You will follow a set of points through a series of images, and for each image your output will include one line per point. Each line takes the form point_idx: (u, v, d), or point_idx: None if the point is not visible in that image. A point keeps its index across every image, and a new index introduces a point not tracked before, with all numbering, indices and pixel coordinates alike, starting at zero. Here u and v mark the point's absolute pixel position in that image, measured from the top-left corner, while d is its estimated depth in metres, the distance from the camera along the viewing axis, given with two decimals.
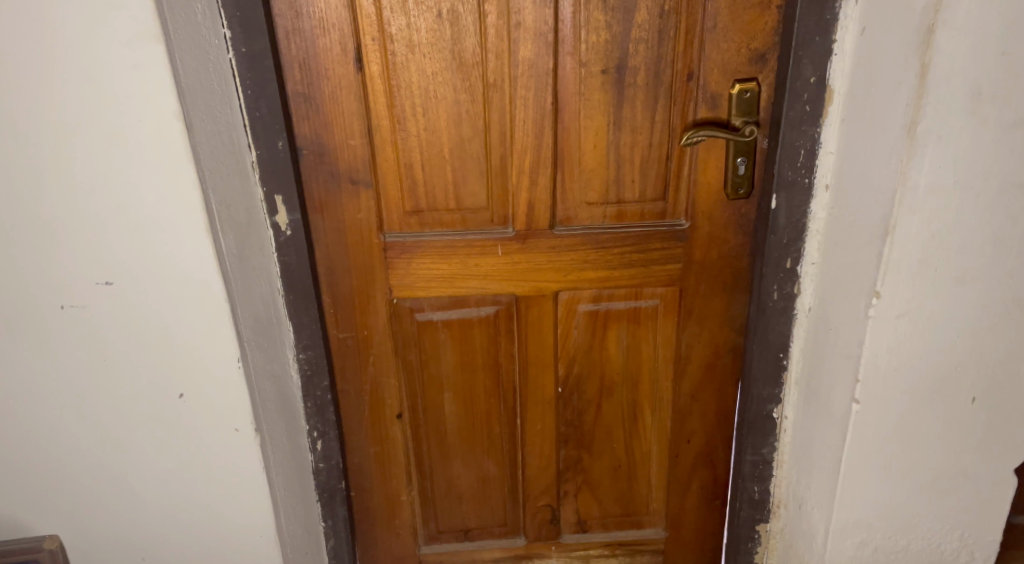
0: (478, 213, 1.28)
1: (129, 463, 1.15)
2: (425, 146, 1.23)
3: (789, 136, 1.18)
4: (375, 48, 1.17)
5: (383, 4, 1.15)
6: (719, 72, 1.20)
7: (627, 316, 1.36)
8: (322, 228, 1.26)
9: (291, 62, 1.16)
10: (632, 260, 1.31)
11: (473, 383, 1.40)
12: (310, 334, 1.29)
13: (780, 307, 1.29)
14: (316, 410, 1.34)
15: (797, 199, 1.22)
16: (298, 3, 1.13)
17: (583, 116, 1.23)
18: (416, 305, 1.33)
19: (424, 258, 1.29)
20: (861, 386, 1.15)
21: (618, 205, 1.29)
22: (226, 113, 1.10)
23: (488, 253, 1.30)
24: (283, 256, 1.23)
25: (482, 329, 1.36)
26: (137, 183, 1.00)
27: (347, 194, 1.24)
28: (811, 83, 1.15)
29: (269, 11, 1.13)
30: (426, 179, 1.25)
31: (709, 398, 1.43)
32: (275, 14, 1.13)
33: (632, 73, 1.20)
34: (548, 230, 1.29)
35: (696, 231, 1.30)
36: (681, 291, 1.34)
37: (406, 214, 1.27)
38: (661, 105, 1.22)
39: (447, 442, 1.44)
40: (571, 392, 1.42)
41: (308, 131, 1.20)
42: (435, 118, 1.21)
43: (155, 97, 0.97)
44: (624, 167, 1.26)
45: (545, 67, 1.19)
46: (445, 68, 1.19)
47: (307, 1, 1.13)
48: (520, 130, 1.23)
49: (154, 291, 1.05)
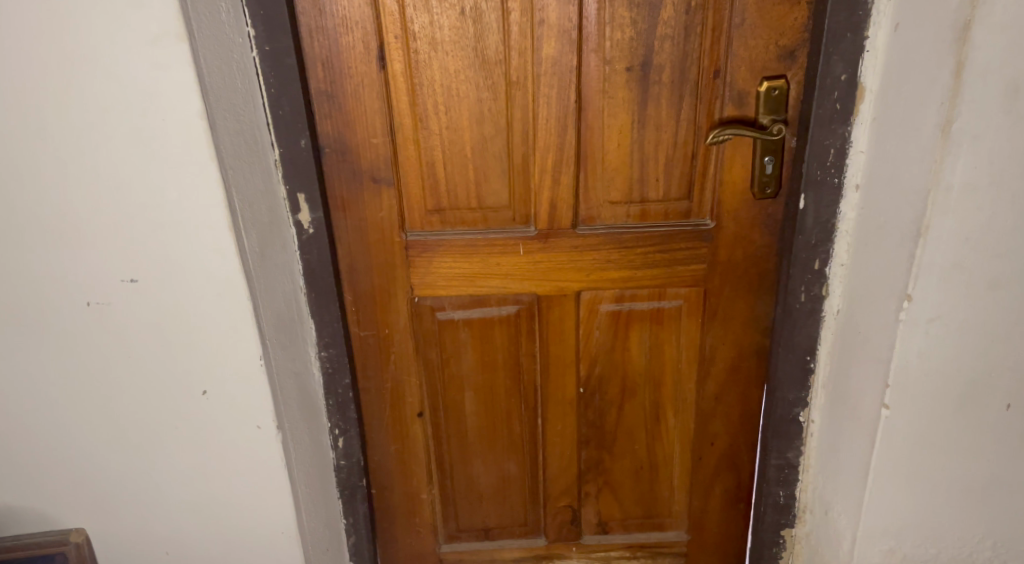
0: (500, 212, 1.27)
1: (153, 458, 1.16)
2: (448, 144, 1.22)
3: (818, 135, 1.16)
4: (397, 46, 1.16)
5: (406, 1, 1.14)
6: (746, 69, 1.18)
7: (650, 316, 1.34)
8: (343, 227, 1.25)
9: (314, 60, 1.15)
10: (656, 260, 1.30)
11: (495, 382, 1.39)
12: (331, 332, 1.29)
13: (807, 309, 1.27)
14: (337, 407, 1.34)
15: (826, 199, 1.19)
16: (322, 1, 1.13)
17: (607, 114, 1.21)
18: (436, 304, 1.32)
19: (446, 257, 1.28)
20: (891, 390, 1.12)
21: (641, 204, 1.27)
22: (249, 111, 1.10)
23: (510, 252, 1.28)
24: (305, 254, 1.23)
25: (503, 329, 1.35)
26: (161, 180, 1.00)
27: (368, 192, 1.23)
28: (841, 80, 1.13)
29: (293, 9, 1.12)
30: (448, 178, 1.24)
31: (733, 401, 1.41)
32: (298, 11, 1.13)
33: (657, 70, 1.18)
34: (571, 230, 1.28)
35: (721, 231, 1.28)
36: (705, 291, 1.32)
37: (427, 213, 1.26)
38: (687, 103, 1.20)
39: (467, 441, 1.44)
40: (592, 392, 1.40)
41: (330, 129, 1.19)
42: (457, 116, 1.20)
43: (180, 95, 0.96)
44: (648, 165, 1.24)
45: (569, 65, 1.18)
46: (467, 66, 1.17)
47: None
48: (543, 128, 1.21)
49: (178, 288, 1.06)
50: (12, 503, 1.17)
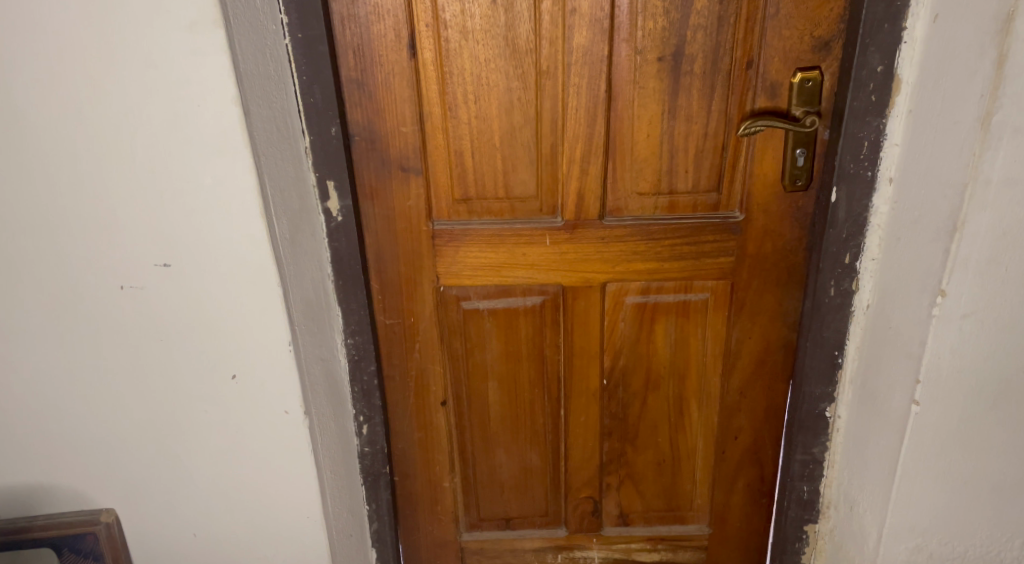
0: (527, 202, 1.27)
1: (184, 441, 1.17)
2: (477, 134, 1.22)
3: (851, 127, 1.14)
4: (428, 34, 1.16)
5: None
6: (780, 60, 1.17)
7: (675, 309, 1.34)
8: (371, 215, 1.26)
9: (345, 48, 1.15)
10: (683, 252, 1.29)
11: (518, 373, 1.39)
12: (357, 319, 1.29)
13: (837, 303, 1.25)
14: (362, 394, 1.35)
15: (859, 192, 1.17)
16: None
17: (638, 105, 1.20)
18: (462, 293, 1.32)
19: (472, 246, 1.28)
20: (922, 387, 1.11)
21: (669, 196, 1.26)
22: (281, 98, 1.10)
23: (536, 243, 1.28)
24: (334, 242, 1.23)
25: (528, 320, 1.35)
26: (196, 166, 1.00)
27: (397, 180, 1.23)
28: (876, 72, 1.10)
29: None
30: (476, 168, 1.24)
31: (758, 394, 1.40)
32: None
33: (689, 61, 1.17)
34: (598, 221, 1.27)
35: (751, 224, 1.27)
36: (733, 284, 1.32)
37: (455, 202, 1.26)
38: (719, 93, 1.19)
39: (490, 431, 1.44)
40: (616, 384, 1.40)
41: (360, 117, 1.19)
42: (486, 106, 1.20)
43: (215, 81, 0.97)
44: (678, 156, 1.23)
45: (599, 55, 1.17)
46: (497, 55, 1.17)
47: None
48: (572, 118, 1.21)
49: (211, 273, 1.06)
50: (44, 483, 1.19)
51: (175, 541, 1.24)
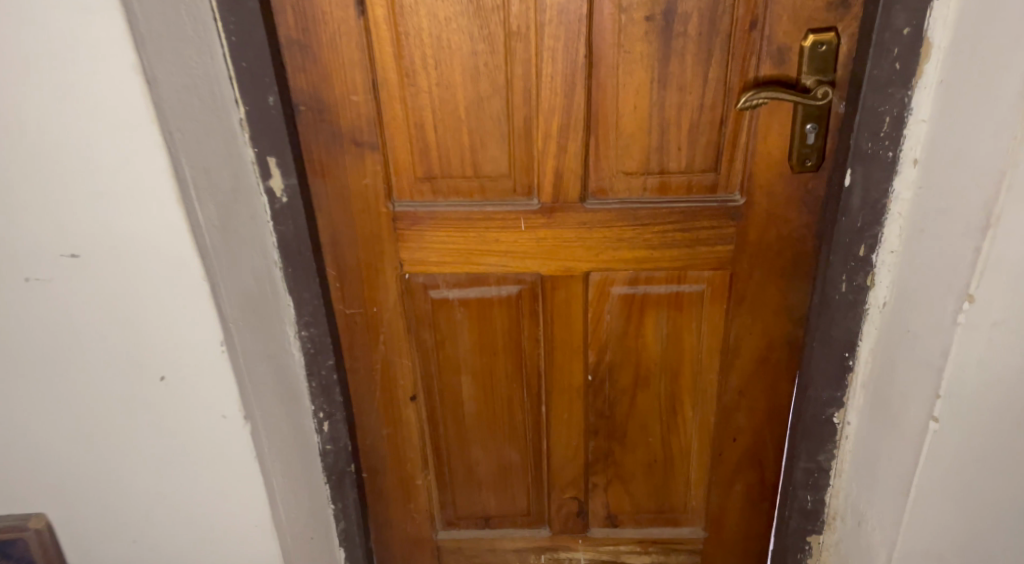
0: (499, 181, 1.12)
1: (112, 451, 1.03)
2: (438, 104, 1.06)
3: (871, 100, 0.98)
4: None
5: None
6: (789, 20, 0.98)
7: (667, 301, 1.22)
8: (323, 195, 1.11)
9: (282, 4, 0.98)
10: (675, 240, 1.15)
11: (494, 367, 1.29)
12: (312, 309, 1.15)
13: (847, 301, 1.12)
14: (321, 390, 1.23)
15: (876, 175, 1.02)
16: None
17: (623, 72, 1.03)
18: (429, 281, 1.20)
19: (438, 231, 1.15)
20: (942, 402, 0.97)
21: (660, 176, 1.11)
22: (207, 59, 0.92)
23: (510, 228, 1.15)
24: (279, 225, 1.08)
25: (503, 310, 1.23)
26: (96, 141, 0.84)
27: (351, 156, 1.09)
28: (902, 35, 0.93)
29: None
30: (440, 143, 1.09)
31: (759, 394, 1.29)
32: None
33: (682, 21, 1.00)
34: (579, 205, 1.13)
35: (752, 209, 1.13)
36: (731, 276, 1.19)
37: (417, 181, 1.12)
38: (716, 59, 1.02)
39: (465, 428, 1.35)
40: (602, 380, 1.30)
41: (304, 83, 1.03)
42: (448, 73, 1.04)
43: (115, 40, 0.80)
44: (670, 132, 1.07)
45: (577, 14, 1.00)
46: (459, 13, 1.00)
47: None
48: (547, 87, 1.04)
49: (128, 267, 0.91)
50: None
51: (114, 551, 1.12)
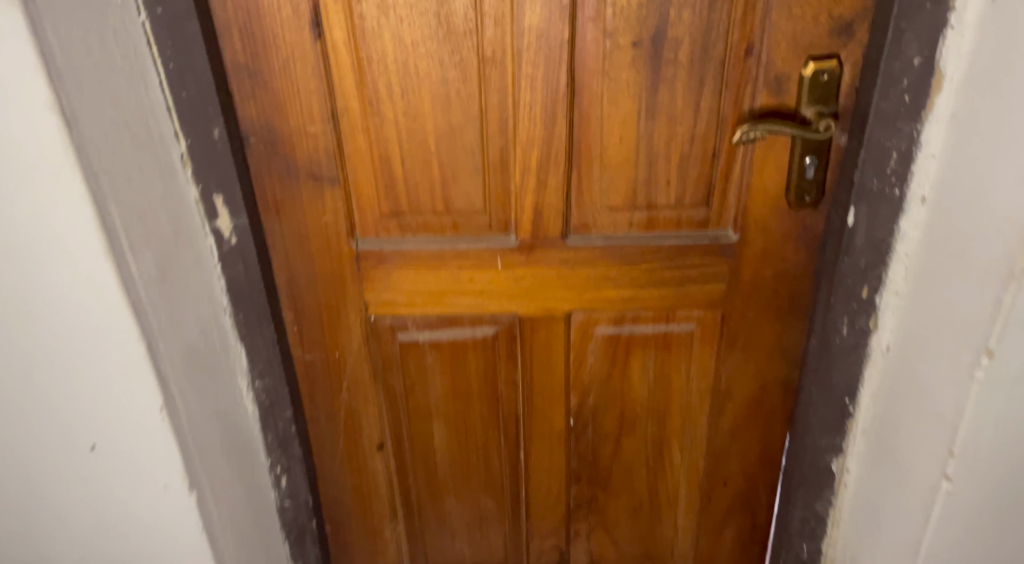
0: (473, 216, 1.03)
1: (38, 526, 0.91)
2: (405, 135, 0.96)
3: (877, 133, 0.90)
4: (337, 9, 0.87)
5: None
6: (788, 46, 0.90)
7: (655, 342, 1.13)
8: (277, 233, 1.00)
9: (227, 26, 0.87)
10: (664, 278, 1.07)
11: (468, 412, 1.19)
12: (266, 357, 1.04)
13: (849, 345, 1.04)
14: (279, 444, 1.12)
15: (882, 213, 0.94)
16: None
17: (608, 102, 0.94)
18: (397, 322, 1.10)
19: (406, 270, 1.05)
20: (956, 461, 0.89)
21: (648, 211, 1.02)
22: (139, 90, 0.81)
23: (485, 266, 1.06)
24: (227, 269, 0.97)
25: (478, 353, 1.14)
26: (7, 188, 0.73)
27: (308, 191, 0.98)
28: (913, 65, 0.85)
29: None
30: (407, 177, 0.99)
31: (751, 437, 1.21)
32: None
33: (672, 47, 0.91)
34: (559, 241, 1.04)
35: (746, 246, 1.04)
36: (723, 315, 1.10)
37: (382, 217, 1.02)
38: (709, 88, 0.93)
39: (437, 476, 1.24)
40: (585, 425, 1.21)
41: (254, 112, 0.92)
42: (416, 102, 0.94)
43: (24, 73, 0.68)
44: (658, 164, 0.99)
45: (558, 39, 0.90)
46: (428, 37, 0.89)
47: None
48: (524, 117, 0.95)
49: (50, 327, 0.79)
50: None
51: None
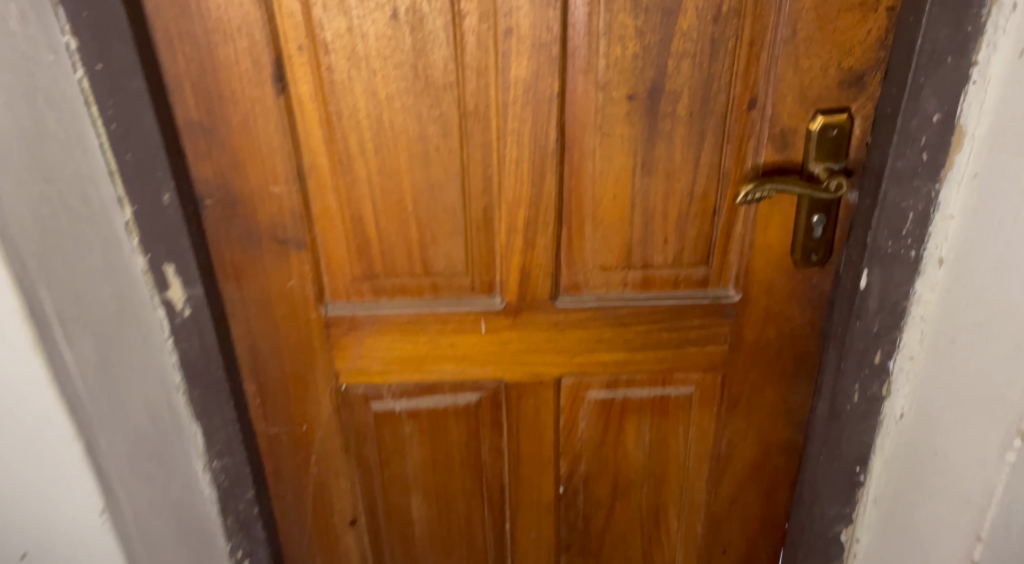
0: (454, 278, 0.93)
1: None
2: (379, 194, 0.86)
3: (893, 194, 0.83)
4: (302, 61, 0.79)
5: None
6: (795, 99, 0.84)
7: (650, 406, 1.05)
8: (237, 300, 0.90)
9: (178, 79, 0.78)
10: (661, 340, 0.99)
11: (449, 483, 1.09)
12: (224, 437, 0.93)
13: (860, 411, 0.97)
14: (239, 526, 0.99)
15: (896, 276, 0.87)
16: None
17: (601, 156, 0.87)
18: (371, 391, 0.99)
19: (381, 335, 0.95)
20: (982, 544, 0.83)
21: (644, 270, 0.95)
22: (77, 155, 0.72)
23: (468, 330, 0.96)
24: (180, 343, 0.86)
25: (460, 421, 1.04)
26: None
27: (272, 257, 0.88)
28: (931, 122, 0.79)
29: (138, 8, 0.75)
30: (383, 237, 0.89)
31: (753, 503, 1.13)
32: (148, 13, 0.75)
33: (671, 99, 0.84)
34: (549, 303, 0.96)
35: (749, 306, 0.97)
36: (724, 378, 1.03)
37: (355, 279, 0.92)
38: (710, 142, 0.86)
39: (415, 551, 1.14)
40: (575, 492, 1.12)
41: (210, 172, 0.83)
42: (391, 159, 0.84)
43: None
44: (654, 223, 0.91)
45: (547, 93, 0.82)
46: (404, 90, 0.81)
47: None
48: (511, 174, 0.86)
49: None
50: None
51: None
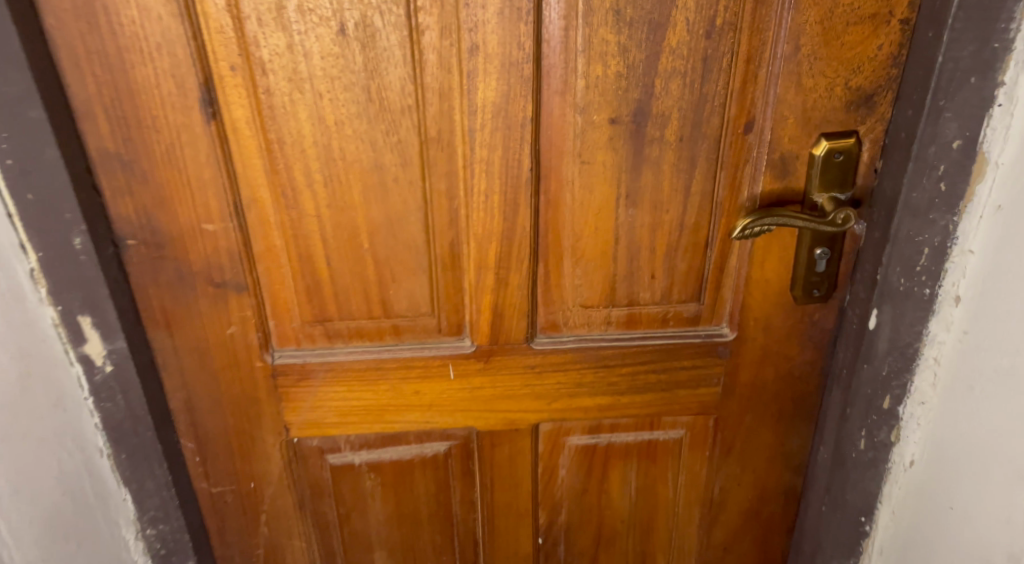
0: (418, 320, 0.83)
1: None
2: (331, 231, 0.76)
3: (906, 228, 0.75)
4: (236, 82, 0.69)
5: (243, 10, 0.66)
6: (797, 121, 0.75)
7: (637, 451, 0.96)
8: (169, 350, 0.79)
9: (89, 105, 0.68)
10: (648, 382, 0.90)
11: (416, 539, 0.98)
12: (159, 502, 0.82)
13: (866, 460, 0.88)
14: None
15: (909, 317, 0.78)
16: (93, 10, 0.65)
17: (581, 185, 0.77)
18: (327, 444, 0.90)
19: (336, 384, 0.85)
20: None
21: (629, 308, 0.86)
22: None
23: (434, 377, 0.86)
24: (102, 403, 0.76)
25: (427, 473, 0.94)
26: None
27: (207, 302, 0.77)
28: (952, 149, 0.70)
29: (38, 26, 0.65)
30: (335, 277, 0.79)
31: (748, 550, 1.04)
32: (52, 30, 0.65)
33: (657, 122, 0.75)
34: (525, 345, 0.86)
35: (745, 344, 0.88)
36: (717, 420, 0.94)
37: (306, 324, 0.81)
38: (702, 169, 0.77)
39: None
40: (556, 543, 1.02)
41: (132, 209, 0.72)
42: (343, 191, 0.74)
43: None
44: (640, 257, 0.82)
45: (520, 117, 0.73)
46: (356, 115, 0.71)
47: (107, 7, 0.65)
48: (480, 205, 0.76)
49: None
50: None
51: None
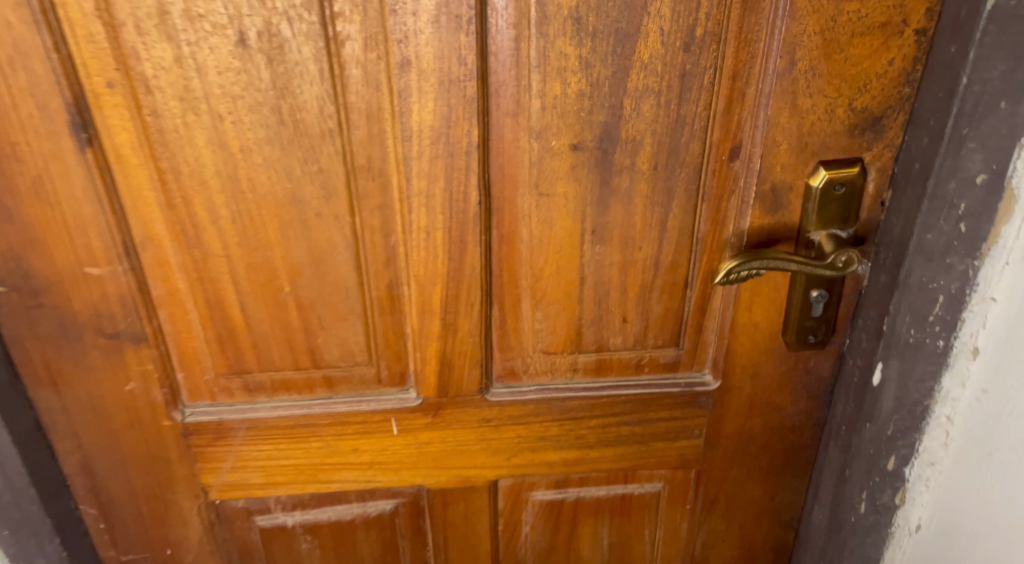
0: (354, 370, 0.72)
1: None
2: (244, 272, 0.66)
3: (918, 272, 0.64)
4: (116, 100, 0.58)
5: (119, 18, 0.56)
6: (791, 148, 0.64)
7: (610, 506, 0.85)
8: (58, 410, 0.69)
9: None
10: (621, 434, 0.79)
11: None
12: None
13: (865, 527, 0.75)
14: None
15: (918, 371, 0.66)
16: None
17: (539, 220, 0.66)
18: (254, 504, 0.78)
19: (260, 442, 0.74)
20: None
21: (598, 355, 0.74)
22: None
23: (375, 432, 0.75)
24: None
25: (372, 534, 0.83)
26: None
27: (98, 353, 0.67)
28: (976, 185, 0.59)
29: None
30: (252, 324, 0.68)
31: None
32: None
33: (626, 148, 0.64)
34: (478, 398, 0.74)
35: (730, 395, 0.78)
36: (699, 474, 0.83)
37: (221, 376, 0.70)
38: (679, 201, 0.67)
39: None
40: None
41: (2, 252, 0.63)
42: (257, 228, 0.64)
43: None
44: (609, 299, 0.71)
45: (463, 143, 0.61)
46: (267, 140, 0.60)
47: None
48: (421, 243, 0.65)
49: None
50: None
51: None
